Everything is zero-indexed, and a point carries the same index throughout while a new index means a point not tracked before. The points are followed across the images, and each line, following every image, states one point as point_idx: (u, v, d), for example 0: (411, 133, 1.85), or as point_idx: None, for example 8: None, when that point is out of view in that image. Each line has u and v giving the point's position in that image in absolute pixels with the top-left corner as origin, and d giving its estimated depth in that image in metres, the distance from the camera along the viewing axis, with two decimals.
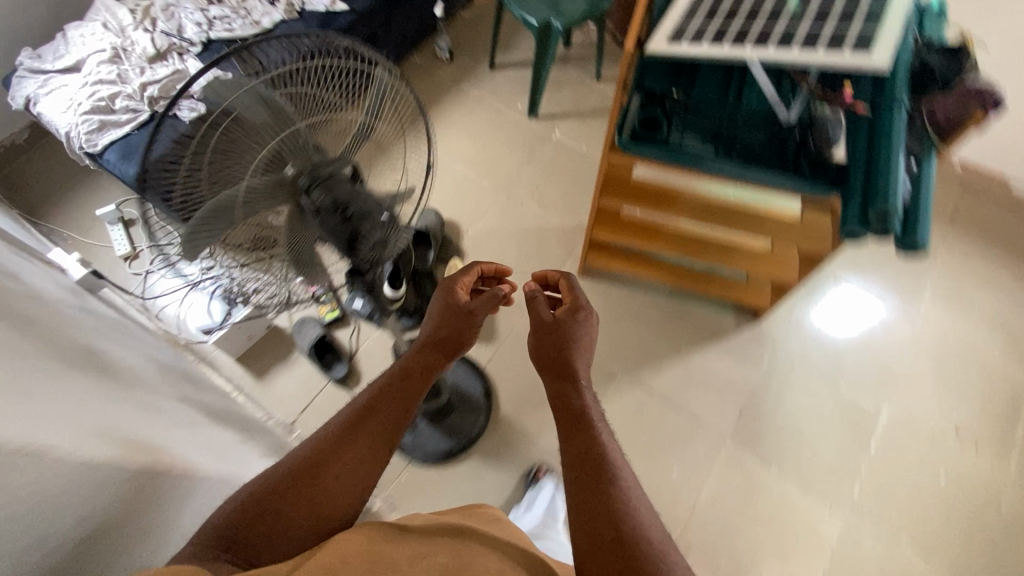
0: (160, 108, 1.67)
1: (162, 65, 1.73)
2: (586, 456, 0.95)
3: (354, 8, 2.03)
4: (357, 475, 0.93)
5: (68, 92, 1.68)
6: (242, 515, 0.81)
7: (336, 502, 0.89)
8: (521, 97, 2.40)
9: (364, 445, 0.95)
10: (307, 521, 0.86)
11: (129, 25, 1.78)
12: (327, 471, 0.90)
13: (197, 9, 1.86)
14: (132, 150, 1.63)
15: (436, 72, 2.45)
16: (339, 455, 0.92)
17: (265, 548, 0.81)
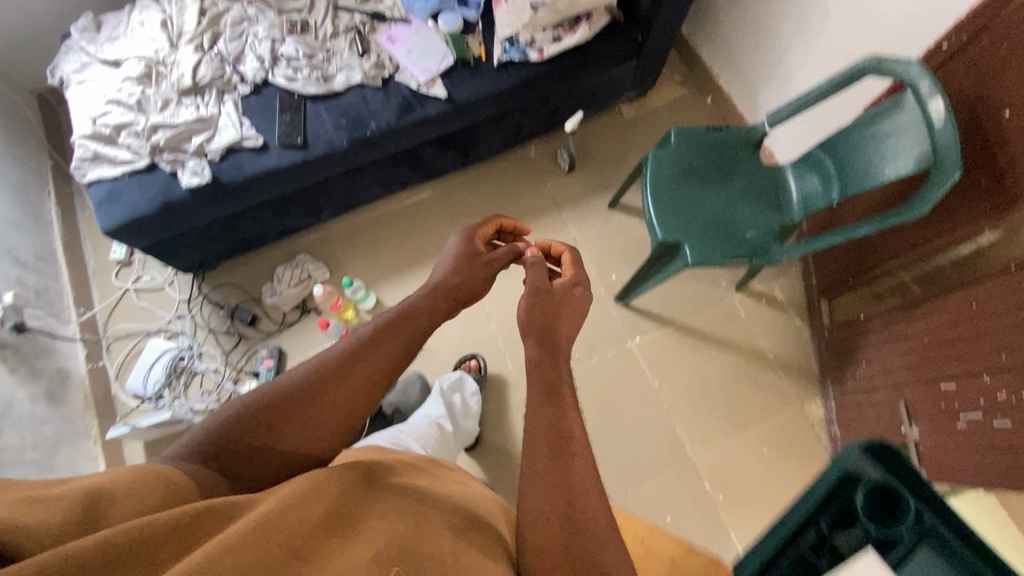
0: (161, 162, 1.38)
1: (191, 103, 1.41)
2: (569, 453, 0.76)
3: (453, 95, 1.51)
4: (361, 394, 0.88)
5: (90, 96, 1.43)
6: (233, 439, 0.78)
7: (337, 421, 0.85)
8: (622, 266, 1.78)
9: (361, 379, 0.88)
10: (305, 436, 0.82)
11: (188, 32, 1.46)
12: (315, 401, 0.83)
13: (270, 37, 1.48)
14: (113, 199, 1.38)
15: (541, 183, 1.89)
16: (340, 372, 0.87)
17: (253, 470, 0.77)
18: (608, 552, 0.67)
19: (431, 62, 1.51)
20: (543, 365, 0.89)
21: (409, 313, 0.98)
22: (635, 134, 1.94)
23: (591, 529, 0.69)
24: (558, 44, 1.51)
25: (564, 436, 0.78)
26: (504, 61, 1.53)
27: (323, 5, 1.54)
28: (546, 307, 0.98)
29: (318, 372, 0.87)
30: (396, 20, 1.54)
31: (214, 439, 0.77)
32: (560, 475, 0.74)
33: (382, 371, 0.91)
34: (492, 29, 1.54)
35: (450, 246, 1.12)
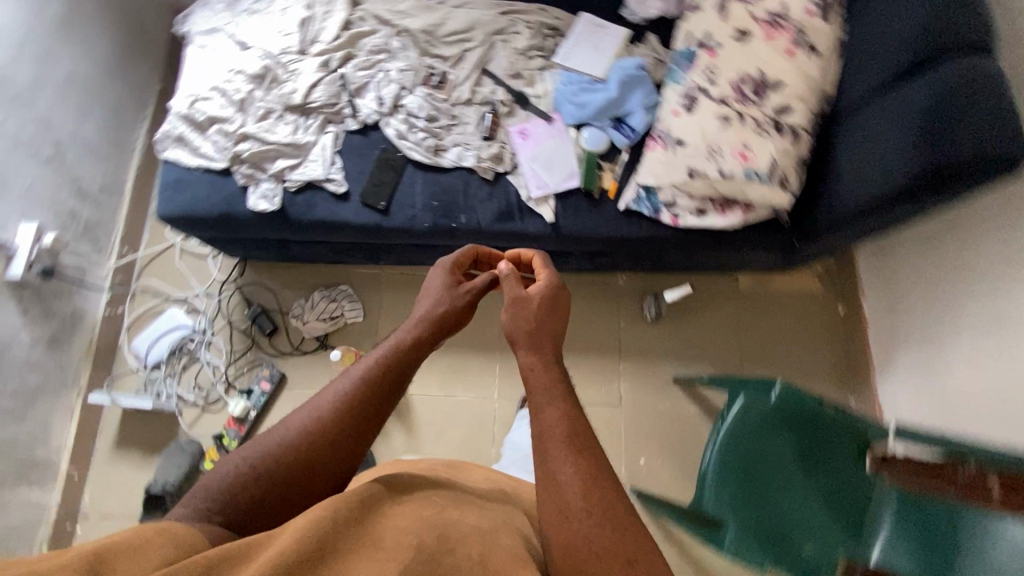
0: (237, 172, 1.27)
1: (291, 123, 1.29)
2: (569, 454, 0.72)
3: (559, 221, 1.32)
4: (346, 420, 0.82)
5: (203, 68, 1.33)
6: (229, 490, 0.74)
7: (334, 453, 0.80)
8: (654, 455, 1.57)
9: (355, 419, 0.83)
10: (313, 475, 0.78)
11: (322, 42, 1.32)
12: (312, 446, 0.79)
13: (400, 81, 1.33)
14: (178, 188, 1.29)
15: (613, 319, 1.68)
16: (328, 412, 0.82)
17: (256, 514, 0.74)
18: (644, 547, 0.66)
19: (553, 177, 1.32)
20: (533, 376, 0.82)
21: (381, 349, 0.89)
22: (738, 311, 1.69)
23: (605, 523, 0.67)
24: (698, 219, 1.27)
25: (566, 440, 0.74)
26: (630, 209, 1.31)
27: (470, 65, 1.36)
28: (540, 315, 0.88)
29: (312, 418, 0.81)
30: (537, 113, 1.35)
31: (211, 497, 0.73)
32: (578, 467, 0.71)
33: (364, 396, 0.84)
34: (635, 167, 1.33)
35: (429, 281, 1.00)
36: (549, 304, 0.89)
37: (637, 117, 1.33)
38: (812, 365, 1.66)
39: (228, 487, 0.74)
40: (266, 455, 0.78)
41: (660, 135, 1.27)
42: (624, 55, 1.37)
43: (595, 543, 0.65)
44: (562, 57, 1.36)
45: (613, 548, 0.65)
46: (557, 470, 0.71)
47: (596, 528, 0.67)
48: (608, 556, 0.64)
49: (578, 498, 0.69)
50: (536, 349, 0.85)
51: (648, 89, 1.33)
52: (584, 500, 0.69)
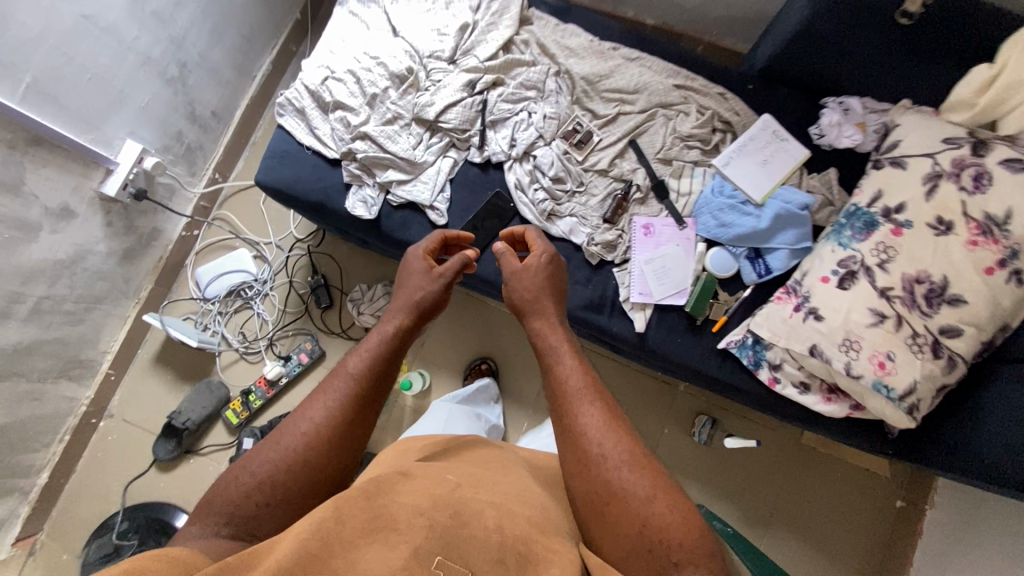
0: (345, 168, 1.20)
1: (414, 137, 1.19)
2: (585, 404, 0.85)
3: (649, 334, 1.21)
4: (351, 404, 0.85)
5: (347, 43, 1.23)
6: (238, 502, 0.76)
7: (347, 436, 0.84)
8: None
9: (353, 401, 0.86)
10: (322, 463, 0.81)
11: (476, 58, 1.19)
12: (316, 433, 0.82)
13: (541, 128, 1.20)
14: (285, 161, 1.23)
15: (656, 426, 1.58)
16: (328, 406, 0.84)
17: (274, 513, 0.77)
18: (650, 506, 0.75)
19: (660, 287, 1.19)
20: (544, 343, 0.96)
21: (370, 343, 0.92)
22: (788, 463, 1.56)
23: (618, 475, 0.78)
24: (798, 394, 1.14)
25: (577, 403, 0.86)
26: (729, 351, 1.18)
27: (618, 134, 1.22)
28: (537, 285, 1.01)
29: (313, 413, 0.83)
30: (672, 211, 1.20)
31: (221, 510, 0.75)
32: (589, 427, 0.83)
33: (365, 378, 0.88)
34: (753, 310, 1.18)
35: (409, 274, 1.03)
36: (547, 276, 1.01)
37: (777, 258, 1.17)
38: (847, 552, 1.51)
39: (240, 499, 0.76)
40: (275, 459, 0.79)
41: (795, 294, 1.12)
42: (792, 182, 1.19)
43: (614, 495, 0.77)
44: (723, 161, 1.19)
45: (631, 488, 0.76)
46: (575, 426, 0.84)
47: (615, 477, 0.78)
48: (633, 501, 0.75)
49: (593, 446, 0.81)
50: (542, 316, 0.98)
51: (803, 232, 1.16)
52: (601, 456, 0.80)
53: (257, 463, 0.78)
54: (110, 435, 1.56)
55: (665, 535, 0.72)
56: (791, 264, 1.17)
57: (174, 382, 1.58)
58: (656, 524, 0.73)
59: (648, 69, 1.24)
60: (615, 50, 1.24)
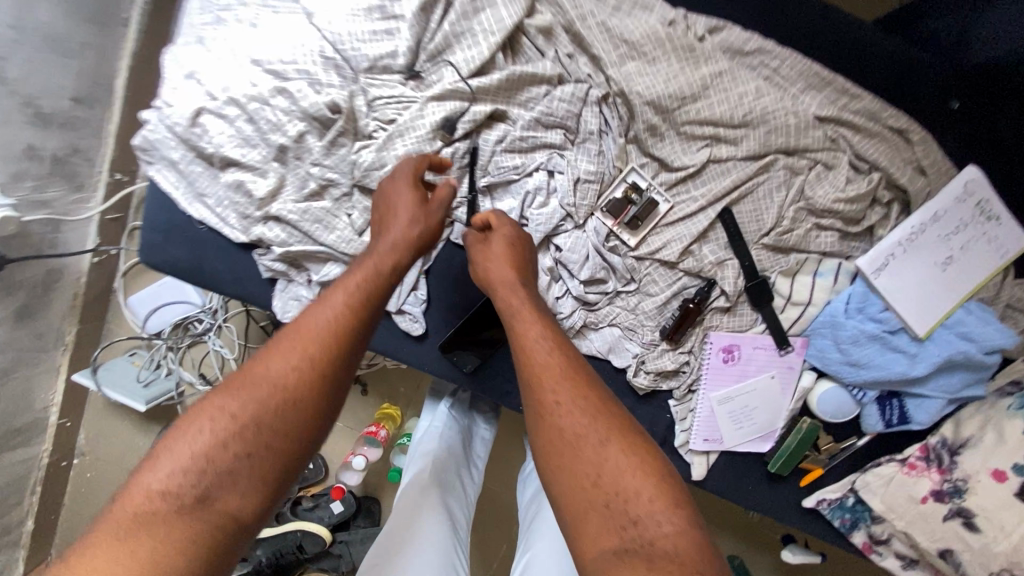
0: (261, 262, 0.76)
1: (358, 217, 0.72)
2: (545, 343, 0.60)
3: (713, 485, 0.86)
4: (298, 366, 0.57)
5: (231, 38, 0.70)
6: (195, 464, 0.52)
7: (283, 410, 0.55)
8: None
9: (296, 359, 0.57)
10: (262, 443, 0.54)
11: (454, 72, 0.66)
12: (251, 399, 0.55)
13: (569, 199, 0.70)
14: (176, 238, 0.80)
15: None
16: (269, 366, 0.57)
17: (191, 515, 0.50)
18: (612, 469, 0.53)
19: (734, 433, 0.81)
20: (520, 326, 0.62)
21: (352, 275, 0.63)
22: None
23: (581, 434, 0.55)
24: (899, 571, 0.84)
25: (563, 357, 0.59)
26: (817, 509, 0.85)
27: (701, 203, 0.72)
28: (504, 255, 0.66)
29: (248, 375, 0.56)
30: (776, 332, 0.77)
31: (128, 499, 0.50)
32: (569, 394, 0.57)
33: (320, 340, 0.58)
34: (864, 464, 0.83)
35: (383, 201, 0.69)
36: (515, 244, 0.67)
37: (924, 408, 0.77)
38: None
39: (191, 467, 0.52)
40: (239, 411, 0.54)
41: (940, 471, 0.76)
42: (984, 292, 0.72)
43: (567, 441, 0.55)
44: (876, 263, 0.71)
45: (589, 434, 0.54)
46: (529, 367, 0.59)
47: (561, 419, 0.55)
48: (595, 466, 0.53)
49: (550, 394, 0.57)
50: (500, 284, 0.65)
51: (978, 377, 0.75)
52: (545, 401, 0.57)
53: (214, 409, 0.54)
54: (82, 476, 1.40)
55: (625, 491, 0.52)
56: (942, 414, 0.78)
57: (140, 422, 1.37)
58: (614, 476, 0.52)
59: (765, 77, 0.69)
60: (709, 38, 0.68)
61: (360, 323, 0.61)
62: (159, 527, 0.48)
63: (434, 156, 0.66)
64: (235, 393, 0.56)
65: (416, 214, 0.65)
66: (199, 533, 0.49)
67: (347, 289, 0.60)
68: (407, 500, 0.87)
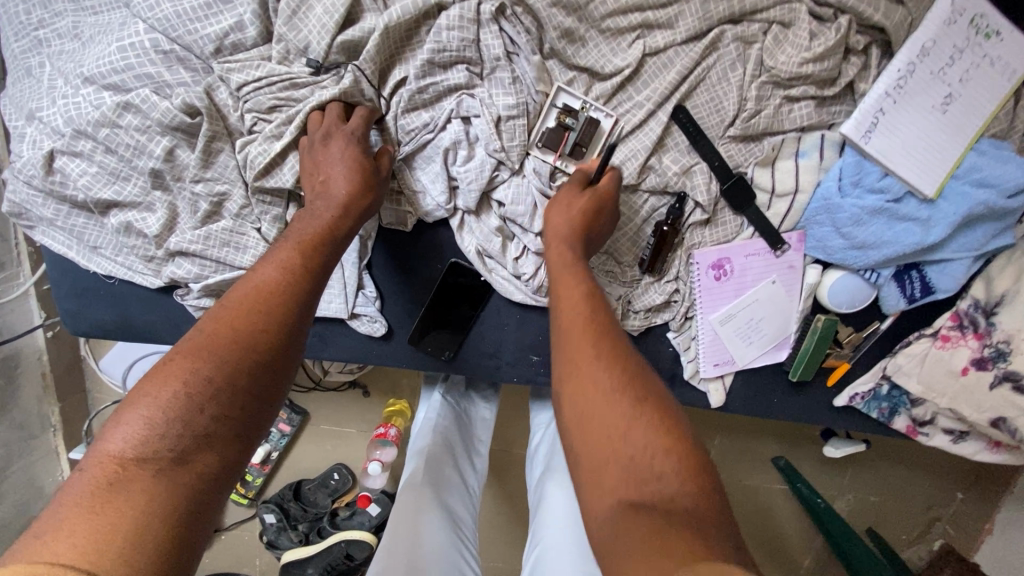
0: (185, 303, 0.68)
1: (268, 229, 0.63)
2: (585, 308, 0.54)
3: (737, 409, 0.80)
4: (258, 325, 0.47)
5: (58, 60, 0.59)
6: (163, 424, 0.41)
7: (253, 372, 0.45)
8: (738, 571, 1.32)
9: (257, 320, 0.47)
10: (233, 408, 0.43)
11: (315, 29, 0.54)
12: (216, 358, 0.44)
13: (494, 145, 0.60)
14: (92, 298, 0.72)
15: None
16: (233, 324, 0.47)
17: (158, 488, 0.38)
18: (647, 456, 0.44)
19: (745, 350, 0.74)
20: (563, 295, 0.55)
21: (302, 224, 0.55)
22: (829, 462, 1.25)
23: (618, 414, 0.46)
24: (948, 447, 0.78)
25: (608, 326, 0.52)
26: (851, 405, 0.78)
27: (648, 108, 0.61)
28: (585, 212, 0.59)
29: (209, 334, 0.46)
30: (766, 232, 0.67)
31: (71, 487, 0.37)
32: (605, 364, 0.50)
33: (276, 299, 0.49)
34: (892, 348, 0.75)
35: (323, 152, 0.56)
36: (590, 200, 0.59)
37: (948, 273, 0.68)
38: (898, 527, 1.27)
39: (160, 428, 0.40)
40: (204, 373, 0.43)
41: (978, 337, 0.69)
42: (997, 126, 0.61)
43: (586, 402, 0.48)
44: (865, 124, 0.60)
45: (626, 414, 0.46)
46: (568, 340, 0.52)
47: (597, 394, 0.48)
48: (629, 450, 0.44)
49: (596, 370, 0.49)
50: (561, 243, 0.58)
51: (1005, 226, 0.65)
52: (568, 365, 0.51)
53: (178, 363, 0.43)
54: None
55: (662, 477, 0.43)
56: (969, 275, 0.69)
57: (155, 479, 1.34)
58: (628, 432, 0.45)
59: None
60: None
61: (317, 277, 0.52)
62: (135, 495, 0.37)
63: (371, 111, 0.58)
64: (193, 354, 0.44)
65: (357, 160, 0.55)
66: (179, 501, 0.39)
67: (301, 242, 0.52)
68: (406, 497, 0.86)
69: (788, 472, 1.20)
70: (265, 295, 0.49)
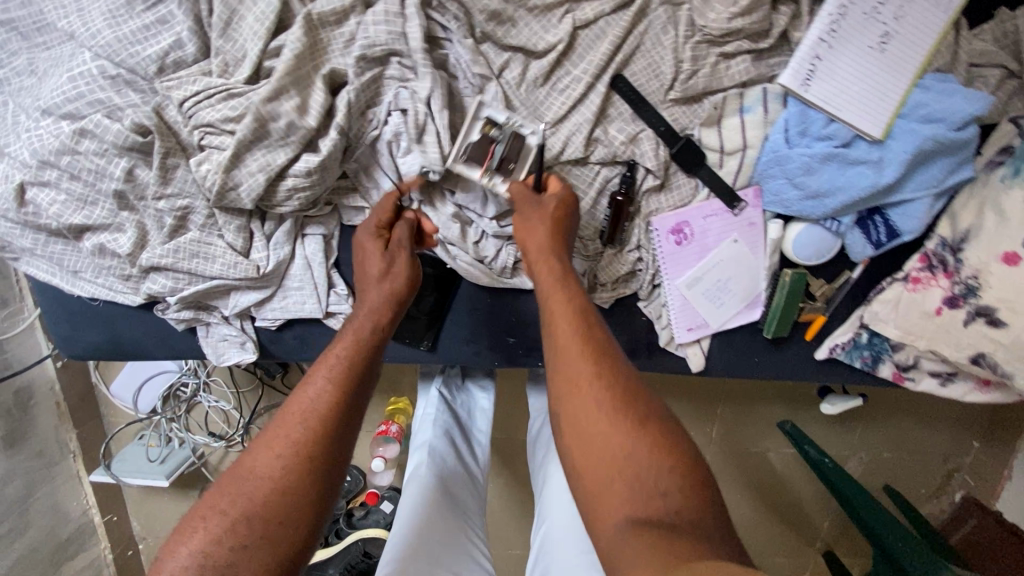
0: (167, 316, 0.71)
1: (234, 237, 0.65)
2: (584, 334, 0.52)
3: (718, 372, 0.80)
4: (296, 447, 0.49)
5: (18, 97, 0.62)
6: (205, 559, 0.43)
7: (291, 498, 0.47)
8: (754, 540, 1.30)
9: (292, 438, 0.49)
10: (269, 536, 0.45)
11: (248, 38, 0.56)
12: (252, 485, 0.47)
13: (436, 134, 0.61)
14: (80, 321, 0.75)
15: (701, 424, 1.22)
16: (274, 448, 0.49)
17: None
18: (649, 495, 0.43)
19: (716, 313, 0.74)
20: (561, 313, 0.53)
21: (344, 338, 0.57)
22: (838, 420, 1.23)
23: (622, 449, 0.45)
24: (938, 391, 0.77)
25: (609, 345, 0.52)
26: (833, 357, 0.78)
27: (586, 81, 0.62)
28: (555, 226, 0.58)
29: (248, 460, 0.49)
30: (721, 192, 0.67)
31: None
32: (609, 387, 0.49)
33: (315, 417, 0.51)
34: (866, 295, 0.75)
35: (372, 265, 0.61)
36: (558, 205, 0.59)
37: (911, 215, 0.68)
38: (912, 478, 1.27)
39: (207, 554, 0.44)
40: (242, 504, 0.46)
41: (948, 274, 0.68)
42: (939, 60, 0.61)
43: (581, 415, 0.48)
44: (802, 73, 0.60)
45: (632, 449, 0.45)
46: (566, 365, 0.50)
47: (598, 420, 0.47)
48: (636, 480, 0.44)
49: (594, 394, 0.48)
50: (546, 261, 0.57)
51: (961, 159, 0.64)
52: (568, 392, 0.49)
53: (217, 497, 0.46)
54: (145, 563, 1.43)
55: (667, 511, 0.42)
56: (933, 214, 0.69)
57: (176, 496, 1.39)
58: (632, 456, 0.45)
59: None
60: None
61: (356, 393, 0.53)
62: None
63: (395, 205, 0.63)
64: (240, 480, 0.47)
65: (392, 290, 0.60)
66: None
67: (331, 362, 0.54)
68: (412, 488, 0.87)
69: (794, 436, 1.10)
70: (306, 416, 0.51)
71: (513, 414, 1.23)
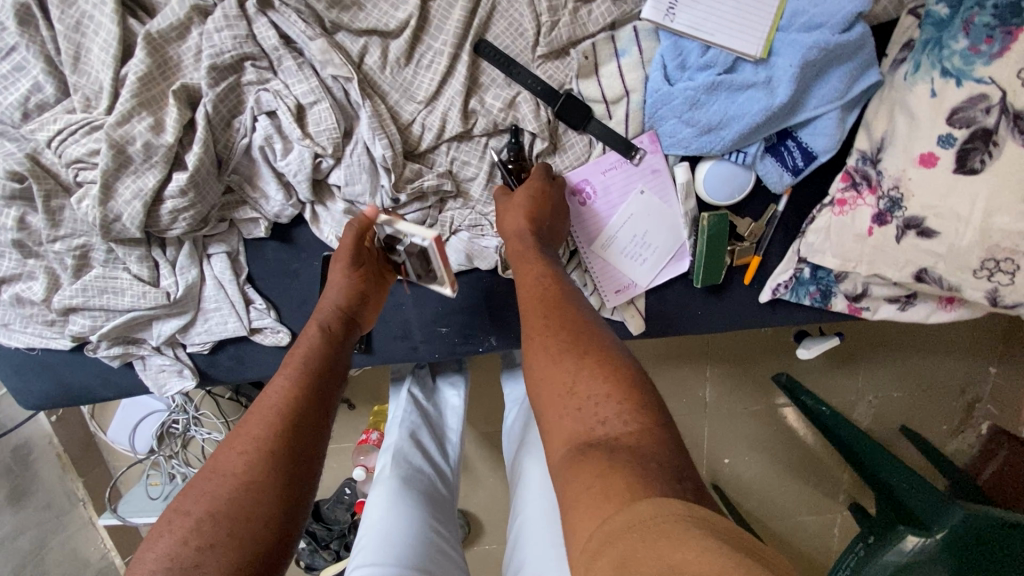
0: (98, 355, 0.73)
1: (136, 266, 0.66)
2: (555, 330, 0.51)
3: (662, 331, 0.76)
4: (257, 445, 0.51)
5: None
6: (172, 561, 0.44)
7: (252, 493, 0.48)
8: (771, 503, 1.23)
9: (254, 436, 0.51)
10: (234, 531, 0.46)
11: (98, 68, 0.57)
12: (217, 480, 0.48)
13: (305, 133, 0.60)
14: (26, 372, 0.77)
15: (692, 388, 1.16)
16: (238, 449, 0.51)
17: None
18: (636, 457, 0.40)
19: (645, 272, 0.71)
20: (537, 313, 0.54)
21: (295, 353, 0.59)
22: (835, 365, 1.15)
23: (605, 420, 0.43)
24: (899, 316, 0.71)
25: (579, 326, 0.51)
26: (778, 297, 0.73)
27: (447, 52, 0.61)
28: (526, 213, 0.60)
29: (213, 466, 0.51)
30: (614, 143, 0.64)
31: None
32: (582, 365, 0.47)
33: (276, 415, 0.53)
34: (800, 227, 0.70)
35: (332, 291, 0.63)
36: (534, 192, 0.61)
37: (821, 132, 0.63)
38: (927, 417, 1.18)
39: (172, 557, 0.44)
40: (206, 502, 0.48)
41: (873, 190, 0.63)
42: None
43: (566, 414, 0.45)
44: (665, 3, 0.58)
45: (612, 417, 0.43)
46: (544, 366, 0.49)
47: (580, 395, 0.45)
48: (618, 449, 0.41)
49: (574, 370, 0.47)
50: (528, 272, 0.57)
51: (860, 63, 0.60)
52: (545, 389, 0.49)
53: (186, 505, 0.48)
54: None
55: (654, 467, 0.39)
56: (847, 128, 0.64)
57: None
58: (604, 422, 0.43)
59: None
60: None
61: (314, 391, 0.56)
62: None
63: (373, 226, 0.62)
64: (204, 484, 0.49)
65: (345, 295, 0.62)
66: None
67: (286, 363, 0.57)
68: (377, 492, 0.82)
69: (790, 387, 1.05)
70: (268, 417, 0.53)
71: (494, 406, 1.21)
